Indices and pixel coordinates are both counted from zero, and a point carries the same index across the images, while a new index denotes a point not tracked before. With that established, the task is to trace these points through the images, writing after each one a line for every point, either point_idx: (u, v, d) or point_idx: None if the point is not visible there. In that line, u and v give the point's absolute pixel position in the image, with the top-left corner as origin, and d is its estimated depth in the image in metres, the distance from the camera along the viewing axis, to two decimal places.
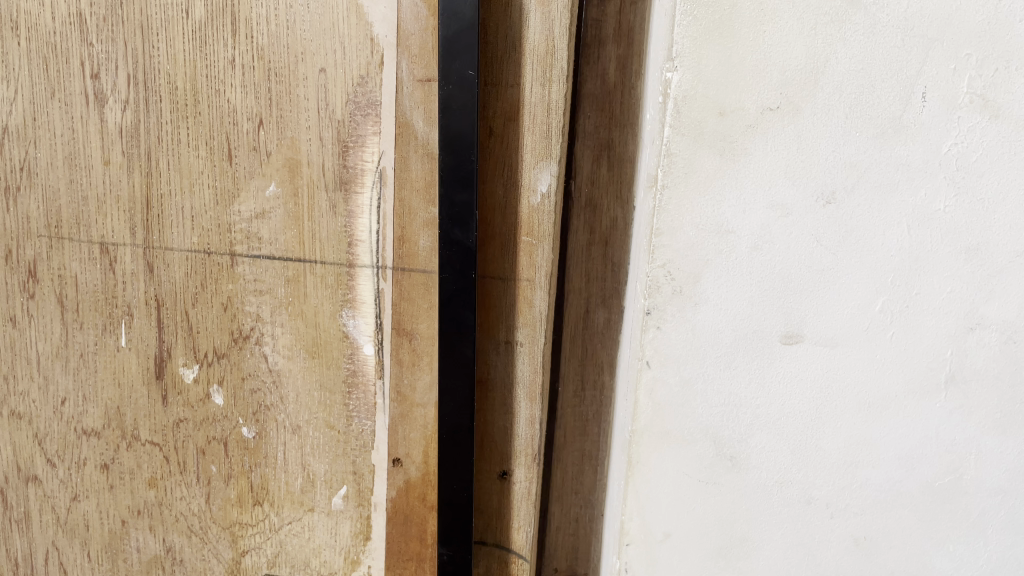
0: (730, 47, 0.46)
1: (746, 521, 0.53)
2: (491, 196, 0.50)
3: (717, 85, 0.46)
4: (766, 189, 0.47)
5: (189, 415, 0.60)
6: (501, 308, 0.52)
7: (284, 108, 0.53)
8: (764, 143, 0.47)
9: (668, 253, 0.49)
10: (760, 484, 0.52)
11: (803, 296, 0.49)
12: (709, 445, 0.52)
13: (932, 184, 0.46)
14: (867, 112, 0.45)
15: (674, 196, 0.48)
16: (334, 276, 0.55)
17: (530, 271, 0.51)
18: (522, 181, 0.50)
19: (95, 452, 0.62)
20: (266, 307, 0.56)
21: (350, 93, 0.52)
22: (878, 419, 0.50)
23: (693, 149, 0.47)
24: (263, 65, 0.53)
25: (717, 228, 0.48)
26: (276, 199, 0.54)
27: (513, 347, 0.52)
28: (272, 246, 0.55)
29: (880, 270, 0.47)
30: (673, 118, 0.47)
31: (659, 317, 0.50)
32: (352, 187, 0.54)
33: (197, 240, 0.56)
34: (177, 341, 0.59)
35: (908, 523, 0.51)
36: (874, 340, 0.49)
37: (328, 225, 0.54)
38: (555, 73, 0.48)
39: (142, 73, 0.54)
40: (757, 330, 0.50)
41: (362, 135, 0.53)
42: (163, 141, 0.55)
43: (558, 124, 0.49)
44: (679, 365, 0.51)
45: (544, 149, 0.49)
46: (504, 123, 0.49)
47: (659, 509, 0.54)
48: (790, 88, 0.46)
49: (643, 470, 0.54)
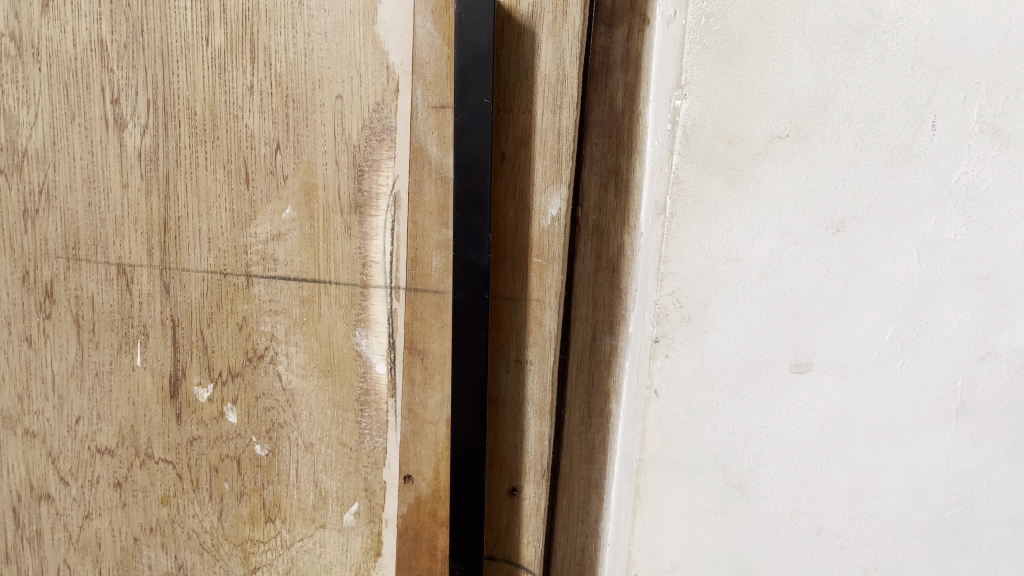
0: (741, 75, 0.47)
1: (755, 551, 0.54)
2: (503, 219, 0.51)
3: (726, 113, 0.48)
4: (775, 217, 0.48)
5: (202, 433, 0.61)
6: (513, 329, 0.52)
7: (301, 133, 0.54)
8: (773, 172, 0.48)
9: (677, 281, 0.51)
10: (770, 514, 0.53)
11: (813, 325, 0.50)
12: (718, 474, 0.54)
13: (942, 214, 0.46)
14: (875, 140, 0.46)
15: (682, 225, 0.50)
16: (347, 297, 0.56)
17: (541, 292, 0.52)
18: (533, 203, 0.51)
19: (108, 470, 0.63)
20: (281, 326, 0.57)
21: (365, 119, 0.54)
22: (888, 449, 0.51)
23: (702, 176, 0.49)
24: (281, 92, 0.54)
25: (726, 255, 0.50)
26: (292, 221, 0.56)
27: (524, 366, 0.53)
28: (287, 268, 0.56)
29: (889, 299, 0.48)
30: (681, 145, 0.49)
31: (668, 345, 0.52)
32: (367, 210, 0.55)
33: (213, 261, 0.58)
34: (191, 360, 0.60)
35: (918, 554, 0.52)
36: (884, 368, 0.49)
37: (343, 247, 0.56)
38: (565, 100, 0.50)
39: (162, 98, 0.56)
40: (766, 358, 0.51)
41: (377, 159, 0.54)
42: (182, 165, 0.57)
43: (569, 149, 0.50)
44: (687, 394, 0.52)
45: (554, 172, 0.50)
46: (516, 148, 0.51)
47: (667, 540, 0.56)
48: (799, 116, 0.47)
49: (651, 498, 0.55)
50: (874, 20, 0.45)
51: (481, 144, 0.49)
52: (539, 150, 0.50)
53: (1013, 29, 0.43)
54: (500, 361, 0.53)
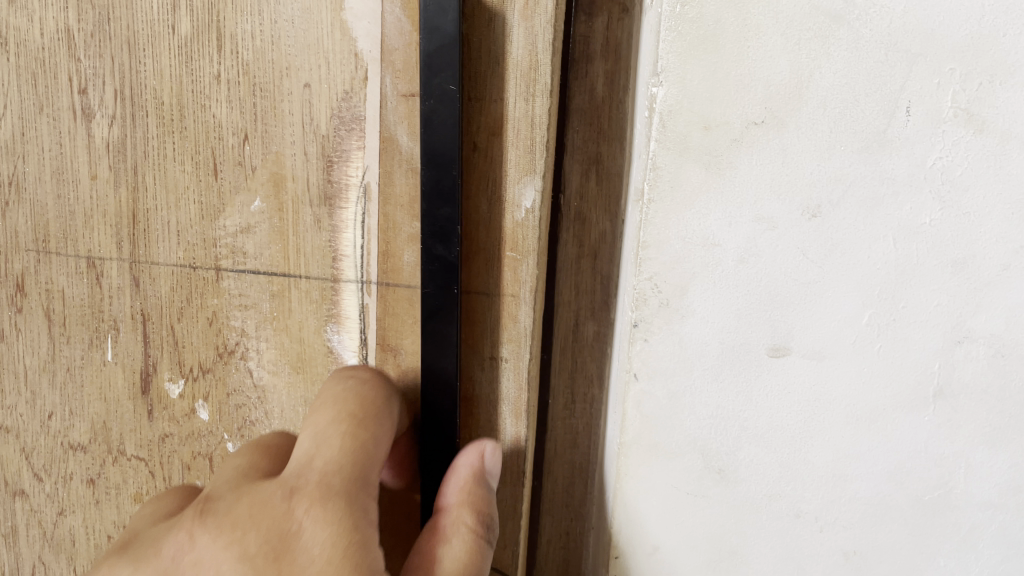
0: (716, 60, 0.46)
1: (736, 534, 0.55)
2: (475, 212, 0.49)
3: (702, 99, 0.46)
4: (752, 204, 0.47)
5: (175, 430, 0.60)
6: (487, 325, 0.51)
7: (269, 123, 0.52)
8: (750, 159, 0.47)
9: (655, 266, 0.50)
10: (749, 497, 0.54)
11: (789, 309, 0.49)
12: (698, 457, 0.54)
13: (917, 199, 0.45)
14: (850, 126, 0.45)
15: (660, 211, 0.49)
16: (318, 291, 0.54)
17: (515, 287, 0.50)
18: (505, 196, 0.49)
19: (82, 466, 0.63)
20: (250, 321, 0.55)
21: (334, 107, 0.51)
22: (867, 432, 0.51)
23: (679, 162, 0.48)
24: (248, 80, 0.52)
25: (703, 241, 0.49)
26: (261, 213, 0.53)
27: (498, 365, 0.51)
28: (257, 261, 0.54)
29: (866, 283, 0.48)
30: (659, 132, 0.48)
31: (647, 330, 0.52)
32: (337, 202, 0.52)
33: (182, 254, 0.56)
34: (162, 356, 0.58)
35: (897, 537, 0.53)
36: (861, 352, 0.49)
37: (313, 240, 0.53)
38: (538, 87, 0.47)
39: (129, 88, 0.55)
40: (743, 343, 0.50)
41: (346, 149, 0.51)
42: (150, 156, 0.55)
43: (542, 139, 0.47)
44: (667, 377, 0.53)
45: (529, 163, 0.48)
46: (488, 137, 0.48)
47: (648, 521, 0.57)
48: (775, 101, 0.45)
49: (632, 481, 0.56)
50: (847, 7, 0.43)
51: (448, 136, 0.47)
52: (509, 140, 0.48)
53: (987, 14, 0.42)
54: (478, 359, 0.52)
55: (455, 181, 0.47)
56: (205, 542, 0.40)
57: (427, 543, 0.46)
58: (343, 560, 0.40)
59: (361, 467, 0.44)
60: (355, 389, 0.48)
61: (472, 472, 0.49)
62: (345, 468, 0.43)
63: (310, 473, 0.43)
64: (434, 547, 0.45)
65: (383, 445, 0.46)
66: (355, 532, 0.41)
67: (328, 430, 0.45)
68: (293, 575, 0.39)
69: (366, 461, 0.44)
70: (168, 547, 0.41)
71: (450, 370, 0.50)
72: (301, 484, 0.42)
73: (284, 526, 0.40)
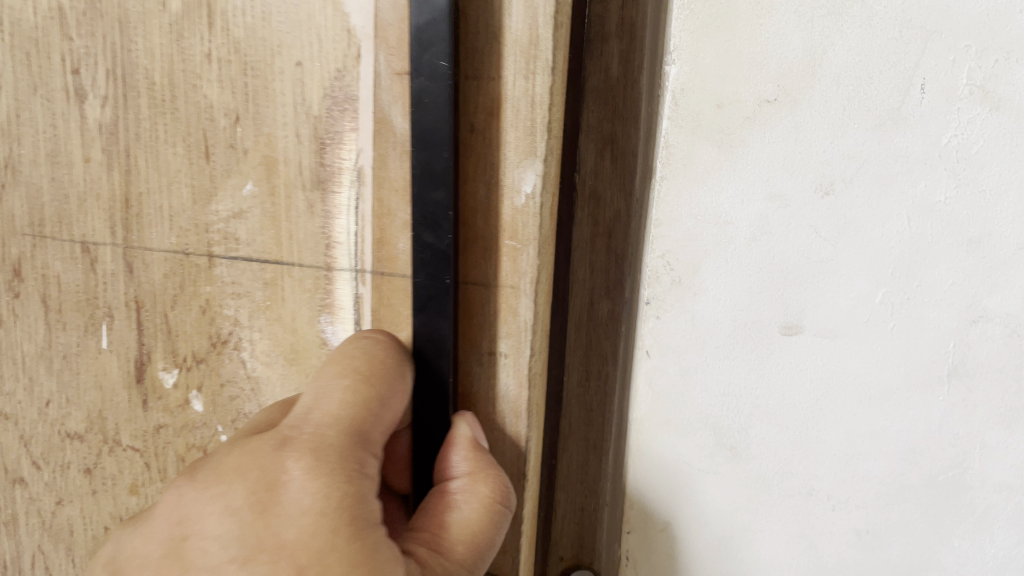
0: (729, 39, 0.46)
1: (747, 512, 0.56)
2: (473, 197, 0.47)
3: (716, 76, 0.47)
4: (765, 181, 0.48)
5: (169, 421, 0.58)
6: (484, 316, 0.48)
7: (261, 104, 0.49)
8: (762, 137, 0.47)
9: (667, 244, 0.50)
10: (761, 474, 0.54)
11: (802, 287, 0.49)
12: (710, 434, 0.54)
13: (932, 177, 0.46)
14: (864, 104, 0.45)
15: (673, 187, 0.49)
16: (311, 280, 0.52)
17: (513, 278, 0.47)
18: (502, 180, 0.46)
19: (79, 456, 0.61)
20: (243, 310, 0.54)
21: (325, 85, 0.48)
22: (879, 411, 0.51)
23: (691, 141, 0.48)
24: (239, 59, 0.50)
25: (715, 219, 0.49)
26: (253, 198, 0.51)
27: (495, 359, 0.49)
28: (250, 248, 0.51)
29: (879, 262, 0.48)
30: (671, 110, 0.48)
31: (659, 307, 0.52)
32: (330, 186, 0.49)
33: (175, 240, 0.54)
34: (156, 344, 0.57)
35: (910, 516, 0.53)
36: (874, 332, 0.49)
37: (305, 226, 0.51)
38: (539, 65, 0.44)
39: (121, 68, 0.52)
40: (756, 320, 0.50)
41: (339, 131, 0.48)
42: (142, 138, 0.53)
43: (544, 120, 0.45)
44: (679, 354, 0.53)
45: (528, 145, 0.45)
46: (485, 118, 0.45)
47: (661, 497, 0.57)
48: (788, 79, 0.46)
49: (645, 455, 0.56)
50: None
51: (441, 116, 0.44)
52: (507, 121, 0.45)
53: None
54: (475, 353, 0.49)
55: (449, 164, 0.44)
56: (193, 495, 0.41)
57: (434, 512, 0.47)
58: (334, 512, 0.40)
59: (359, 422, 0.44)
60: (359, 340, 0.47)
61: (473, 440, 0.48)
62: (342, 425, 0.43)
63: (307, 424, 0.43)
64: (440, 515, 0.47)
65: (389, 403, 0.45)
66: (349, 484, 0.41)
67: (331, 385, 0.45)
68: (276, 531, 0.39)
69: (364, 417, 0.44)
70: (160, 508, 0.42)
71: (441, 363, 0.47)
72: (295, 436, 0.42)
73: (274, 476, 0.40)
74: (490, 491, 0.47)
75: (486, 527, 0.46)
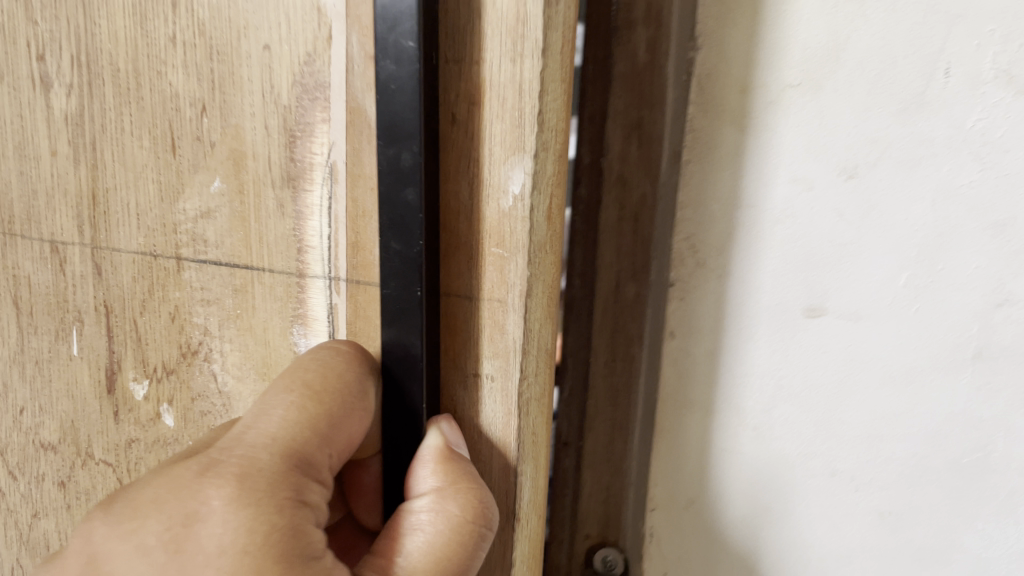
0: (753, 25, 0.43)
1: (772, 496, 0.52)
2: (455, 198, 0.37)
3: (739, 61, 0.44)
4: (786, 164, 0.45)
5: (140, 434, 0.53)
6: (471, 337, 0.39)
7: (227, 92, 0.44)
8: (786, 120, 0.44)
9: (691, 226, 0.48)
10: (783, 457, 0.51)
11: (825, 269, 0.46)
12: (730, 417, 0.51)
13: (955, 160, 0.42)
14: (888, 88, 0.42)
15: (697, 172, 0.47)
16: (282, 287, 0.45)
17: (501, 290, 0.38)
18: (486, 179, 0.36)
19: (53, 468, 0.58)
20: (213, 318, 0.47)
21: (295, 73, 0.41)
22: (904, 393, 0.47)
23: (716, 125, 0.46)
24: (205, 43, 0.44)
25: (738, 202, 0.46)
26: (220, 196, 0.45)
27: (482, 390, 0.40)
28: (218, 250, 0.46)
29: (904, 244, 0.44)
30: (697, 95, 0.46)
31: (683, 287, 0.49)
32: (300, 183, 0.43)
33: (143, 241, 0.50)
34: (126, 352, 0.52)
35: (934, 499, 0.49)
36: (898, 315, 0.45)
37: (276, 228, 0.44)
38: (527, 47, 0.34)
39: (85, 54, 0.48)
40: (778, 303, 0.47)
41: (309, 122, 0.41)
42: (107, 130, 0.49)
43: (533, 111, 0.35)
44: (701, 337, 0.50)
45: (515, 141, 0.36)
46: (468, 108, 0.36)
47: (679, 476, 0.54)
48: (810, 62, 0.42)
49: (667, 436, 0.53)
50: None
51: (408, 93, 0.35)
52: (489, 106, 0.36)
53: None
54: (459, 381, 0.40)
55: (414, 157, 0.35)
56: (103, 531, 0.36)
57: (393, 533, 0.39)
58: (257, 551, 0.34)
59: (303, 443, 0.38)
60: (313, 352, 0.40)
61: (447, 444, 0.39)
62: (277, 447, 0.37)
63: (241, 443, 0.37)
64: (399, 532, 0.38)
65: (342, 424, 0.39)
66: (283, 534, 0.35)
67: (275, 399, 0.39)
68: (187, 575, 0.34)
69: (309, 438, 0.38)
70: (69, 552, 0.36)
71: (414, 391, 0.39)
72: (222, 459, 0.36)
73: (192, 507, 0.35)
74: (461, 510, 0.38)
75: (452, 553, 0.38)
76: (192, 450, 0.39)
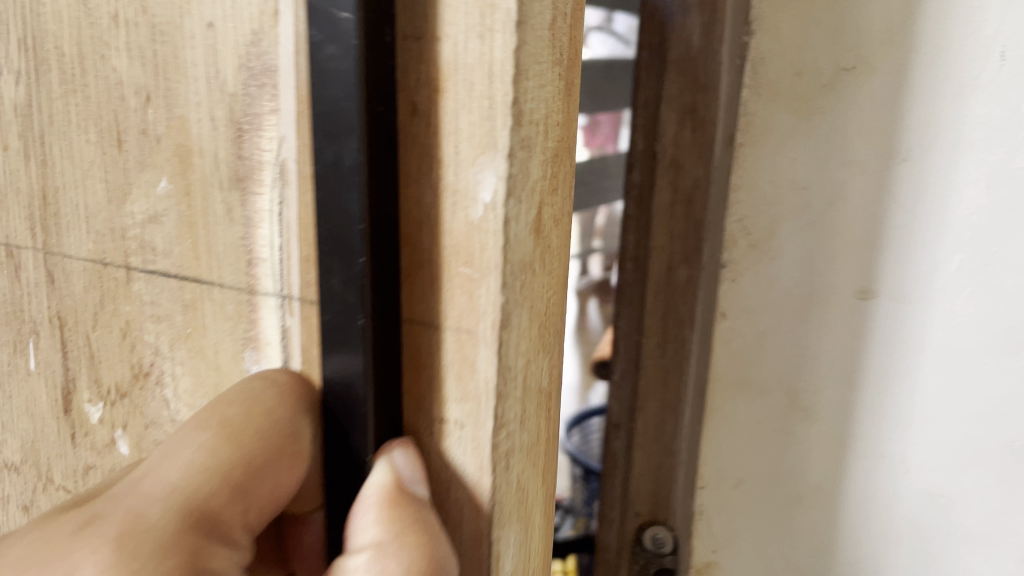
0: (811, 11, 0.46)
1: (824, 474, 0.55)
2: (416, 205, 0.29)
3: (796, 44, 0.47)
4: (842, 148, 0.48)
5: (97, 461, 0.48)
6: (433, 380, 0.30)
7: (171, 79, 0.38)
8: (841, 104, 0.47)
9: (744, 208, 0.51)
10: (836, 438, 0.54)
11: (879, 251, 0.49)
12: (783, 395, 0.54)
13: (1012, 143, 0.45)
14: (945, 71, 0.45)
15: (750, 154, 0.50)
16: (233, 306, 0.37)
17: (470, 319, 0.28)
18: (449, 183, 0.28)
19: (16, 490, 0.53)
20: (164, 338, 0.41)
21: (241, 55, 0.34)
22: (956, 374, 0.50)
23: (770, 107, 0.49)
24: (148, 21, 0.38)
25: (792, 184, 0.49)
26: (168, 198, 0.39)
27: (448, 452, 0.30)
28: (167, 260, 0.40)
29: (955, 231, 0.47)
30: (751, 78, 0.49)
31: (734, 271, 0.53)
32: (248, 185, 0.35)
33: (93, 247, 0.44)
34: (81, 370, 0.47)
35: (988, 483, 0.52)
36: (952, 297, 0.48)
37: (225, 236, 0.37)
38: (499, 19, 0.26)
39: (31, 36, 0.43)
40: (833, 282, 0.51)
41: (257, 113, 0.34)
42: (55, 122, 0.44)
43: (506, 97, 0.26)
44: (756, 318, 0.53)
45: (485, 135, 0.27)
46: (430, 93, 0.28)
47: (733, 454, 0.57)
48: (868, 47, 0.45)
49: (719, 417, 0.57)
50: None
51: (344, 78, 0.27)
52: (450, 91, 0.27)
53: None
54: (423, 439, 0.31)
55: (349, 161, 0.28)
56: None
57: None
58: None
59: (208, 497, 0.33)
60: (235, 390, 0.35)
61: (400, 482, 0.30)
62: (174, 502, 0.32)
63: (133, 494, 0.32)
64: None
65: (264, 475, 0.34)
66: None
67: (181, 440, 0.34)
68: None
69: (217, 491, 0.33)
70: None
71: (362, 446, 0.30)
72: (106, 513, 0.32)
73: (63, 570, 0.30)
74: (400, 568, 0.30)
75: None
76: (86, 496, 0.35)
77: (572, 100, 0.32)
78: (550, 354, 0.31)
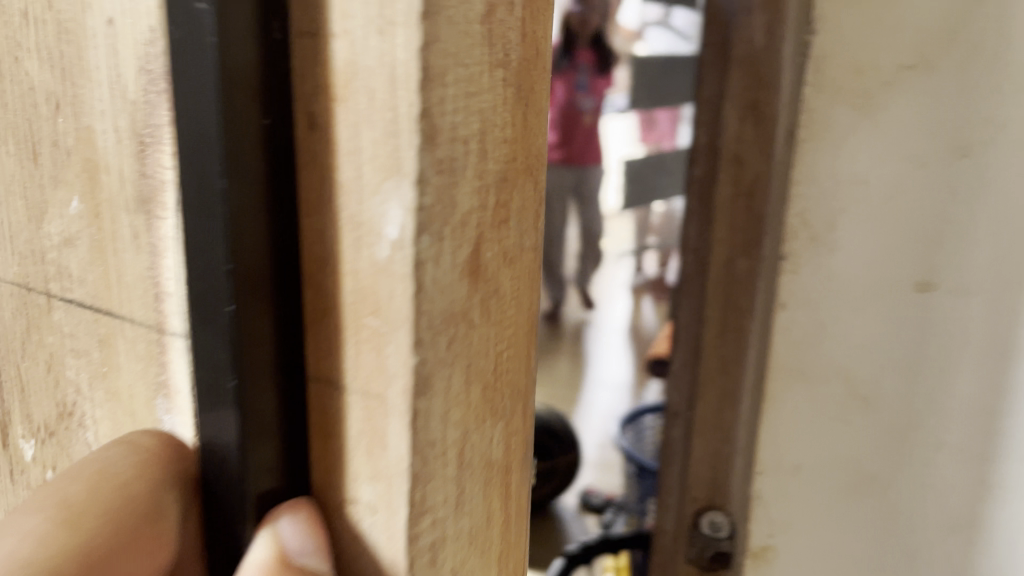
0: (867, 7, 0.58)
1: (885, 467, 0.68)
2: (316, 240, 0.23)
3: (855, 44, 0.59)
4: (899, 145, 0.60)
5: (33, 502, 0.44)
6: (339, 452, 0.25)
7: (76, 82, 0.33)
8: (897, 97, 0.59)
9: (806, 202, 0.64)
10: (891, 432, 0.67)
11: (939, 246, 0.61)
12: (840, 386, 0.67)
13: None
14: (1005, 72, 0.56)
15: (811, 152, 0.63)
16: (144, 345, 0.32)
17: (380, 383, 0.23)
18: (347, 217, 0.23)
19: None
20: (84, 376, 0.36)
21: (139, 57, 0.29)
22: (1001, 361, 0.62)
23: (830, 102, 0.61)
24: (53, 16, 0.33)
25: (853, 176, 0.62)
26: (80, 219, 0.34)
27: (361, 536, 0.25)
28: (82, 289, 0.35)
29: (999, 233, 0.59)
30: (813, 76, 0.61)
31: (796, 262, 0.65)
32: (153, 210, 0.30)
33: (16, 270, 0.40)
34: (13, 403, 0.43)
35: None
36: (993, 283, 0.60)
37: (134, 266, 0.32)
38: (402, 12, 0.21)
39: None
40: (894, 278, 0.63)
41: (157, 125, 0.29)
42: None
43: (413, 111, 0.21)
44: (815, 306, 0.66)
45: (389, 158, 0.21)
46: (322, 103, 0.22)
47: (800, 442, 0.70)
48: (926, 47, 0.57)
49: (775, 404, 0.69)
50: None
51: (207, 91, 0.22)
52: (345, 102, 0.22)
53: None
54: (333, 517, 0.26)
55: (217, 192, 0.23)
56: None
57: None
58: None
59: None
60: (92, 464, 0.29)
61: (282, 556, 0.25)
62: None
63: None
64: None
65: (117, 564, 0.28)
66: None
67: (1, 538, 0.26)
68: None
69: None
70: None
71: (253, 524, 0.26)
72: None
73: None
74: None
75: None
76: None
77: (527, 112, 0.27)
78: (482, 423, 0.26)
